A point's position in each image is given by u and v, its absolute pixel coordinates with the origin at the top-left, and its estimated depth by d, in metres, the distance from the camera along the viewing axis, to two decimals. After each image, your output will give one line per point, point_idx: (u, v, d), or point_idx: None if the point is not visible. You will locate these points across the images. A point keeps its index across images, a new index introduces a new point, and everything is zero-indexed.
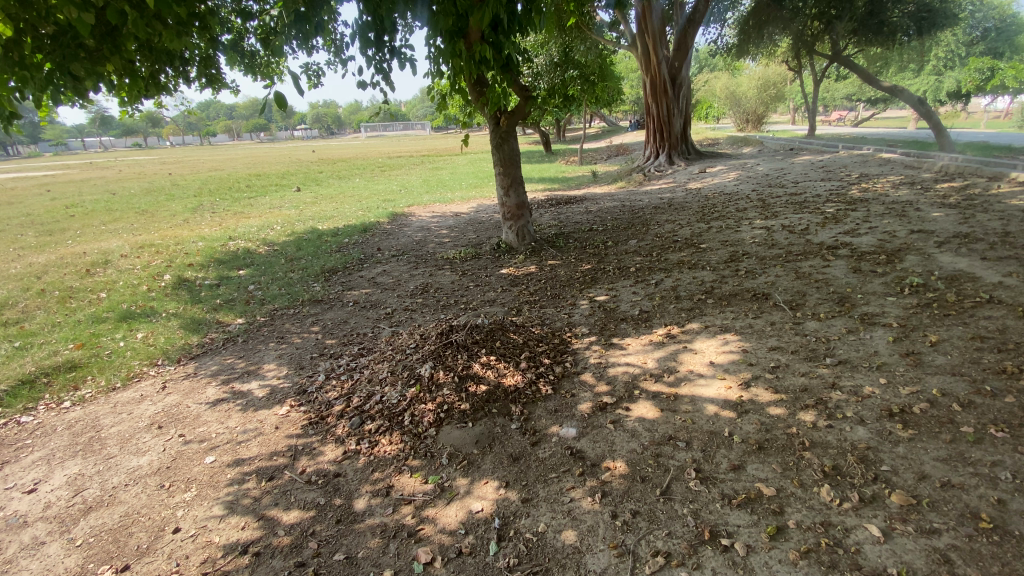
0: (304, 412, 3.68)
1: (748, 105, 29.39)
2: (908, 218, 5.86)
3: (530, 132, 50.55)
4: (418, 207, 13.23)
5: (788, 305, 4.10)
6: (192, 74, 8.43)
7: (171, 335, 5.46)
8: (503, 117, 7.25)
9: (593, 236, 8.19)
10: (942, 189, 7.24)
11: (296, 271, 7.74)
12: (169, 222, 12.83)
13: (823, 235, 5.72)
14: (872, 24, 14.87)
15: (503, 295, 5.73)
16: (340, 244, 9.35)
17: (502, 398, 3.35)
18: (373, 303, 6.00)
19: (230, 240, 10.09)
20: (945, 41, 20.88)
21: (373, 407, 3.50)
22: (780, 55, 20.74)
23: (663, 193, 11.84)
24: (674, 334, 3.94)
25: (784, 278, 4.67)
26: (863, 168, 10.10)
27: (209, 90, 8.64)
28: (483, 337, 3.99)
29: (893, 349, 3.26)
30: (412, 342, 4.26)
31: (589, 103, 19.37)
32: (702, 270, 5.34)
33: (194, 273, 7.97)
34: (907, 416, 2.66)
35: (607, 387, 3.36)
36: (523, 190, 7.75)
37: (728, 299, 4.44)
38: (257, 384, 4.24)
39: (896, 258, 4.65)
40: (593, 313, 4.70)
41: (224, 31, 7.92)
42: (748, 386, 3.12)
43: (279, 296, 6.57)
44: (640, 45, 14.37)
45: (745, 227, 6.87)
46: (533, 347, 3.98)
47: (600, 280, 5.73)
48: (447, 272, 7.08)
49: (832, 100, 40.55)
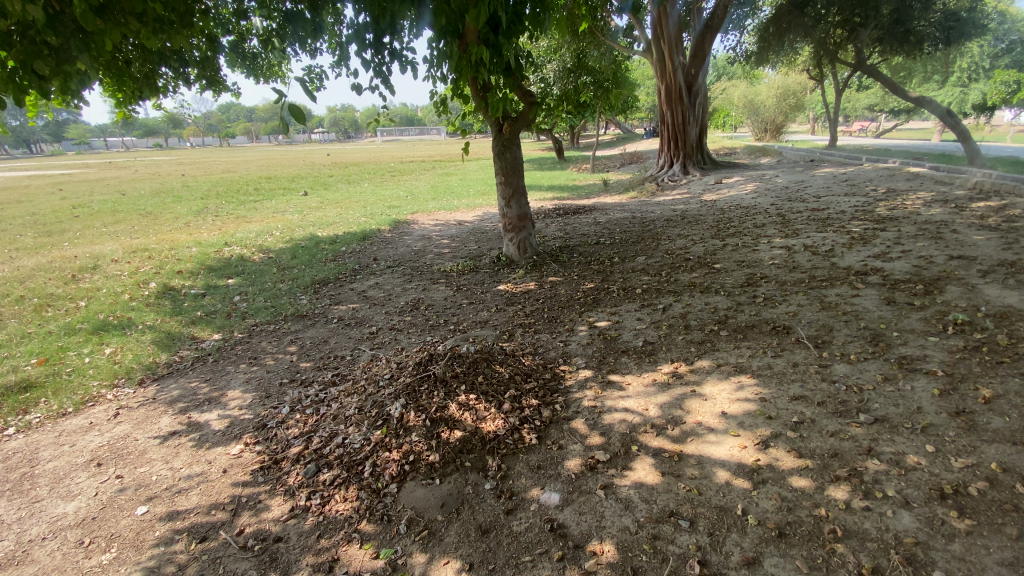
0: (258, 452, 3.28)
1: (766, 114, 28.70)
2: (944, 241, 5.30)
3: (543, 139, 50.16)
4: (422, 215, 12.88)
5: (812, 342, 3.61)
6: (192, 75, 8.14)
7: (140, 352, 5.12)
8: (506, 125, 6.85)
9: (599, 250, 7.73)
10: (979, 208, 6.66)
11: (286, 282, 7.39)
12: (170, 225, 12.63)
13: (850, 258, 5.20)
14: (898, 33, 14.17)
15: (496, 316, 5.29)
16: (336, 253, 8.99)
17: (478, 448, 2.90)
18: (358, 321, 5.60)
19: (225, 246, 9.80)
20: (972, 51, 20.09)
21: (332, 451, 3.08)
22: (800, 63, 20.10)
23: (676, 205, 11.34)
24: (681, 373, 3.47)
25: (807, 308, 4.17)
26: (889, 183, 9.49)
27: (211, 92, 8.34)
28: (465, 370, 3.56)
29: (940, 406, 2.75)
30: (387, 371, 3.83)
31: (603, 110, 18.96)
32: (714, 295, 4.85)
33: (181, 281, 7.66)
34: (962, 500, 2.16)
35: (601, 438, 2.90)
36: (525, 201, 7.31)
37: (744, 331, 3.95)
38: (215, 414, 3.85)
39: (936, 289, 4.12)
40: (592, 342, 4.23)
41: (227, 32, 7.60)
42: (766, 446, 2.63)
43: (262, 310, 6.21)
44: (656, 51, 13.92)
45: (763, 245, 6.36)
46: (520, 383, 3.52)
47: (604, 301, 5.26)
48: (442, 287, 6.67)
49: (854, 110, 39.59)
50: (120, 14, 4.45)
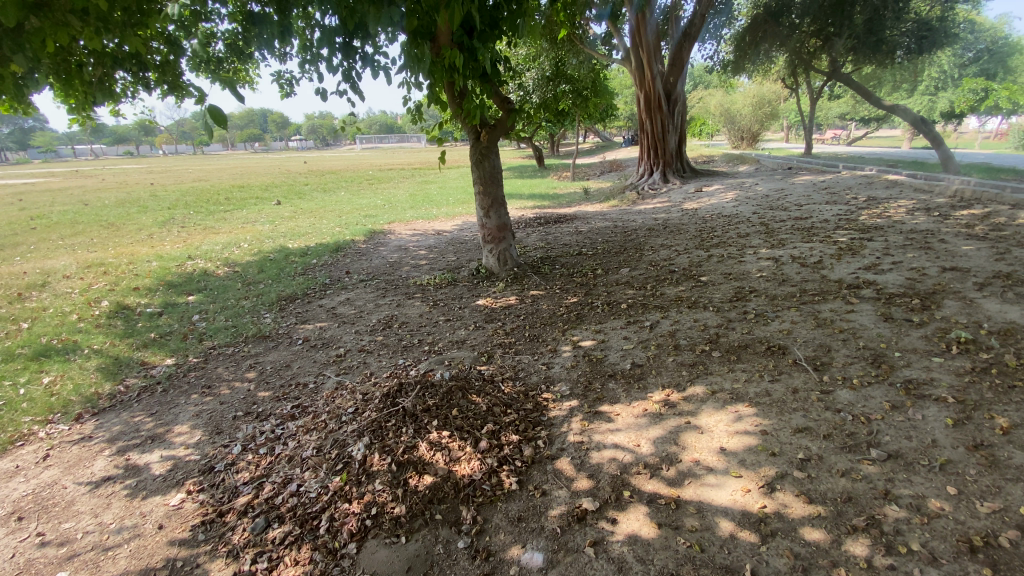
0: (201, 503, 2.90)
1: (742, 122, 29.04)
2: (934, 252, 5.16)
3: (524, 147, 50.21)
4: (399, 224, 12.50)
5: (811, 364, 3.37)
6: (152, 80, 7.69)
7: (81, 381, 4.64)
8: (483, 132, 6.56)
9: (581, 261, 7.47)
10: (962, 216, 6.59)
11: (250, 299, 6.94)
12: (132, 237, 12.02)
13: (840, 270, 5.02)
14: (871, 42, 14.33)
15: (474, 335, 4.96)
16: (306, 266, 8.57)
17: (451, 497, 2.58)
18: (326, 342, 5.22)
19: (188, 260, 9.28)
20: (940, 61, 20.53)
21: (285, 502, 2.74)
22: (775, 73, 20.35)
23: (658, 214, 11.21)
24: (674, 402, 3.18)
25: (802, 325, 3.95)
26: (869, 191, 9.46)
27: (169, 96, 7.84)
28: (437, 403, 3.24)
29: (956, 439, 2.51)
30: (352, 403, 3.49)
31: (583, 118, 18.89)
32: (703, 311, 4.61)
33: (136, 298, 7.16)
34: (995, 554, 1.91)
35: (588, 482, 2.59)
36: (504, 211, 7.03)
37: (737, 352, 3.70)
38: (157, 455, 3.44)
39: (933, 303, 3.94)
40: (576, 365, 3.93)
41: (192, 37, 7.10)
42: (772, 490, 2.36)
43: (222, 330, 5.79)
44: (635, 59, 13.81)
45: (749, 256, 6.18)
46: (498, 416, 3.20)
47: (587, 318, 4.98)
48: (417, 302, 6.32)
49: (826, 118, 40.48)
50: (61, 13, 3.81)
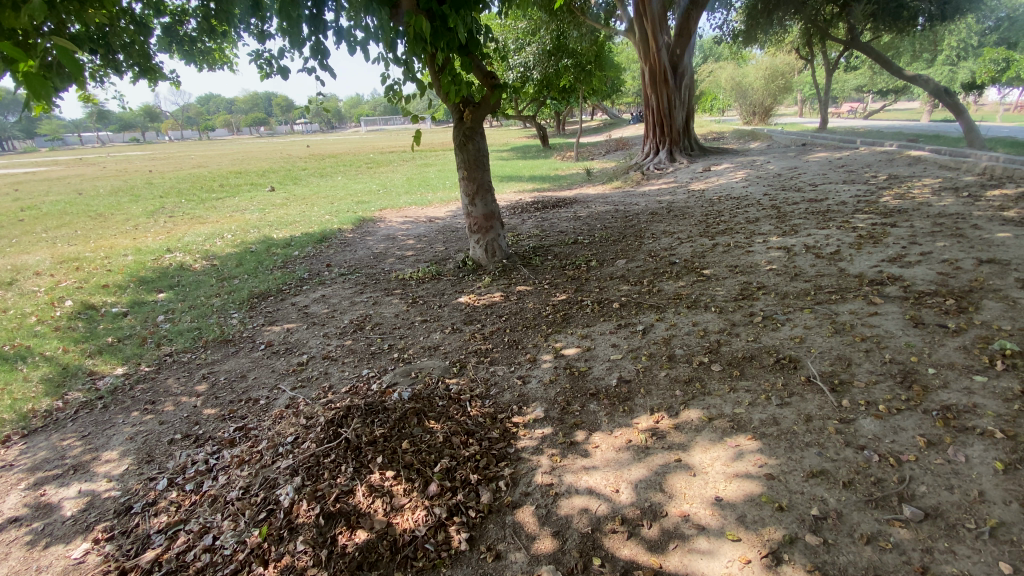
0: (105, 556, 2.49)
1: (754, 96, 27.90)
2: (967, 240, 4.56)
3: (528, 125, 49.16)
4: (390, 211, 11.98)
5: (828, 384, 2.85)
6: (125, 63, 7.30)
7: (20, 394, 4.25)
8: (467, 111, 5.99)
9: (576, 251, 6.94)
10: (996, 197, 5.94)
11: (220, 297, 6.51)
12: (117, 228, 11.63)
13: (861, 263, 4.43)
14: (892, 8, 13.36)
15: (449, 339, 4.46)
16: (287, 258, 8.12)
17: (386, 561, 2.13)
18: (289, 347, 4.76)
19: (167, 253, 8.86)
20: (964, 28, 19.32)
21: (196, 559, 2.31)
22: (789, 42, 19.32)
23: (662, 196, 10.60)
24: (663, 432, 2.69)
25: (817, 331, 3.42)
26: (889, 168, 8.74)
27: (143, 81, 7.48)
28: (386, 434, 2.78)
29: (1009, 491, 2.00)
30: (293, 430, 3.04)
31: (586, 94, 18.14)
32: (704, 312, 4.07)
33: (104, 297, 6.75)
34: None
35: (552, 542, 2.13)
36: (491, 198, 6.47)
37: (740, 366, 3.19)
38: (75, 490, 3.04)
39: (970, 305, 3.39)
40: (555, 380, 3.42)
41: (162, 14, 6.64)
42: (778, 562, 1.87)
43: (185, 334, 5.38)
44: (639, 30, 12.99)
45: (757, 245, 5.61)
46: (457, 446, 2.73)
47: (575, 319, 4.46)
48: (396, 299, 5.84)
49: (842, 91, 38.96)
50: None
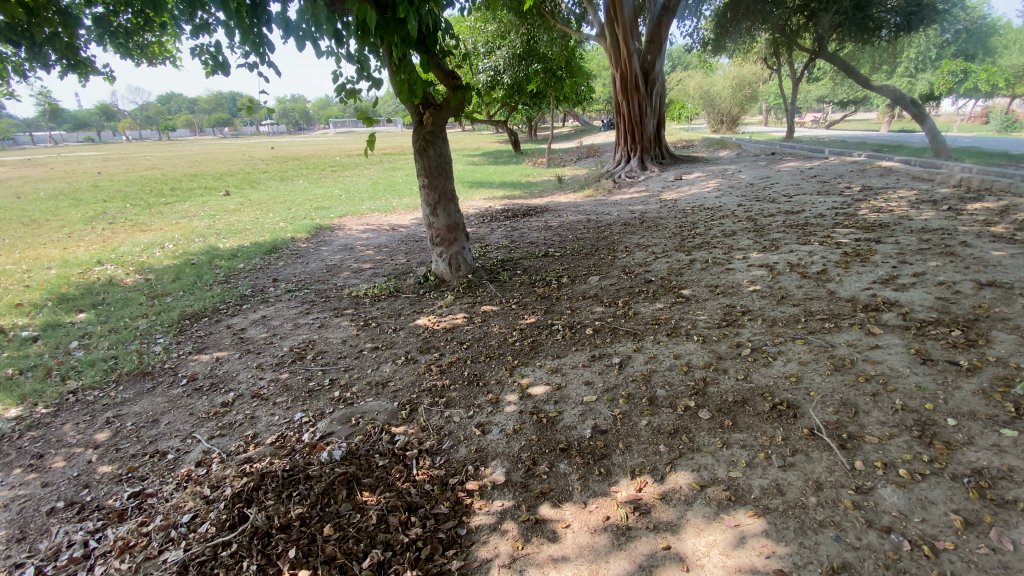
0: None
1: (722, 105, 28.13)
2: (959, 259, 4.28)
3: (499, 131, 48.72)
4: (350, 219, 11.31)
5: (837, 439, 2.43)
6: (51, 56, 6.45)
7: None
8: (427, 113, 5.44)
9: (546, 266, 6.47)
10: (977, 211, 5.76)
11: (147, 318, 5.77)
12: (47, 237, 10.60)
13: (851, 285, 4.09)
14: (858, 19, 13.28)
15: (401, 373, 3.90)
16: (230, 272, 7.39)
17: None
18: (216, 382, 4.11)
19: (96, 265, 8.00)
20: (923, 41, 19.77)
21: None
22: (757, 52, 19.38)
23: (634, 205, 10.27)
24: (647, 505, 2.22)
25: (815, 368, 3.02)
26: (862, 179, 8.61)
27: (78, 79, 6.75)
28: (305, 517, 2.26)
29: None
30: (193, 505, 2.47)
31: (557, 100, 17.77)
32: (686, 342, 3.65)
33: (13, 318, 5.93)
34: None
35: None
36: (454, 208, 5.94)
37: (732, 414, 2.74)
38: None
39: (980, 337, 3.05)
40: (520, 429, 2.92)
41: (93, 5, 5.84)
42: None
43: (99, 364, 4.66)
44: (609, 36, 12.70)
45: (737, 262, 5.25)
46: (394, 528, 2.20)
47: (543, 348, 3.97)
48: (347, 321, 5.25)
49: (806, 101, 39.90)
50: None
